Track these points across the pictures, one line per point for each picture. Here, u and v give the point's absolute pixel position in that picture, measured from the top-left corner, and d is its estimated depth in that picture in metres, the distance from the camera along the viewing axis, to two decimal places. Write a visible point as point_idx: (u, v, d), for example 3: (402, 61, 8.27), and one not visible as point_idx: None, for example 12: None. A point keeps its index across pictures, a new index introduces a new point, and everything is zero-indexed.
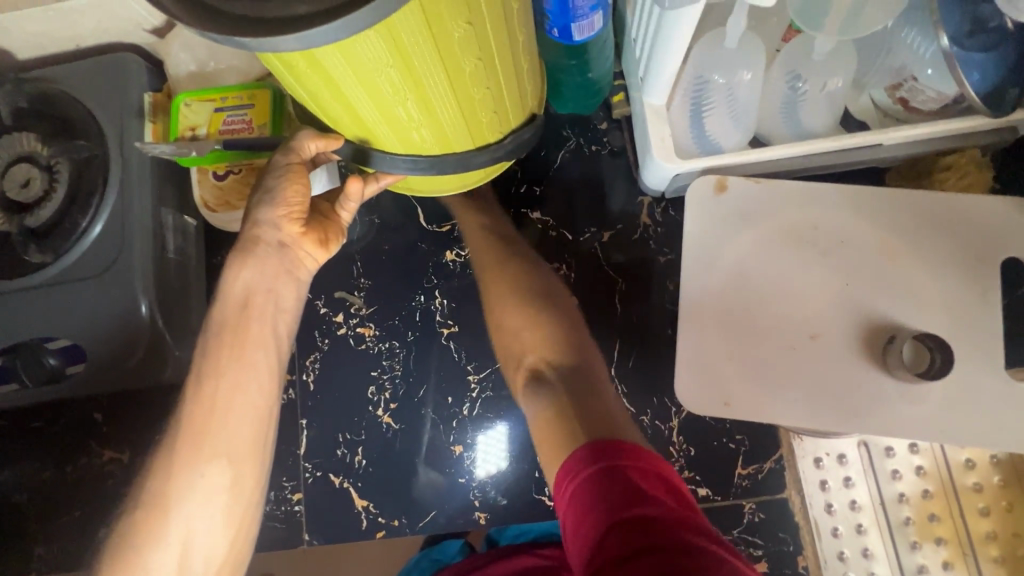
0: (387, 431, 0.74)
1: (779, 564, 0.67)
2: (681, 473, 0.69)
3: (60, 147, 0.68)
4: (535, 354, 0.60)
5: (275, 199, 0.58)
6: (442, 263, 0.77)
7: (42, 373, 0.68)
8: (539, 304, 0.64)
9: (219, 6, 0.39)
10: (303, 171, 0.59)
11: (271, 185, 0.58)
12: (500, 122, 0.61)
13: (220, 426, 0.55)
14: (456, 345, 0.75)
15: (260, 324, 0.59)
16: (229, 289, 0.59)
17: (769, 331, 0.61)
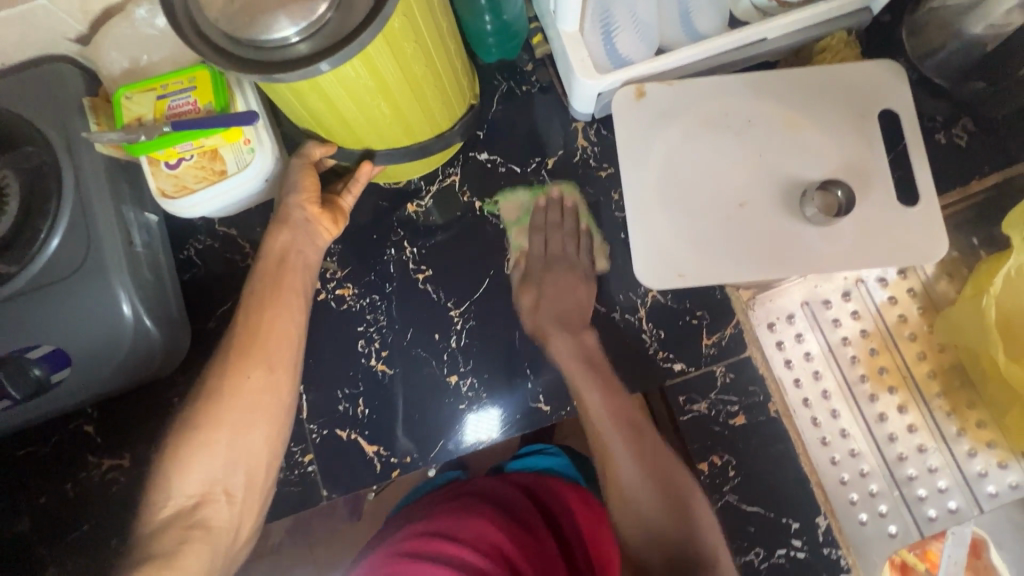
0: (384, 378, 0.78)
1: (755, 414, 0.75)
2: (656, 355, 0.77)
3: (8, 159, 0.69)
4: (633, 520, 0.61)
5: (296, 187, 0.69)
6: (405, 215, 0.82)
7: (28, 385, 0.68)
8: (637, 434, 0.67)
9: (247, 54, 0.52)
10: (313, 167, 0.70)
11: (291, 177, 0.69)
12: (452, 115, 0.74)
13: (262, 342, 0.64)
14: (433, 287, 0.80)
15: (293, 275, 0.69)
16: (268, 249, 0.69)
17: (704, 206, 0.70)
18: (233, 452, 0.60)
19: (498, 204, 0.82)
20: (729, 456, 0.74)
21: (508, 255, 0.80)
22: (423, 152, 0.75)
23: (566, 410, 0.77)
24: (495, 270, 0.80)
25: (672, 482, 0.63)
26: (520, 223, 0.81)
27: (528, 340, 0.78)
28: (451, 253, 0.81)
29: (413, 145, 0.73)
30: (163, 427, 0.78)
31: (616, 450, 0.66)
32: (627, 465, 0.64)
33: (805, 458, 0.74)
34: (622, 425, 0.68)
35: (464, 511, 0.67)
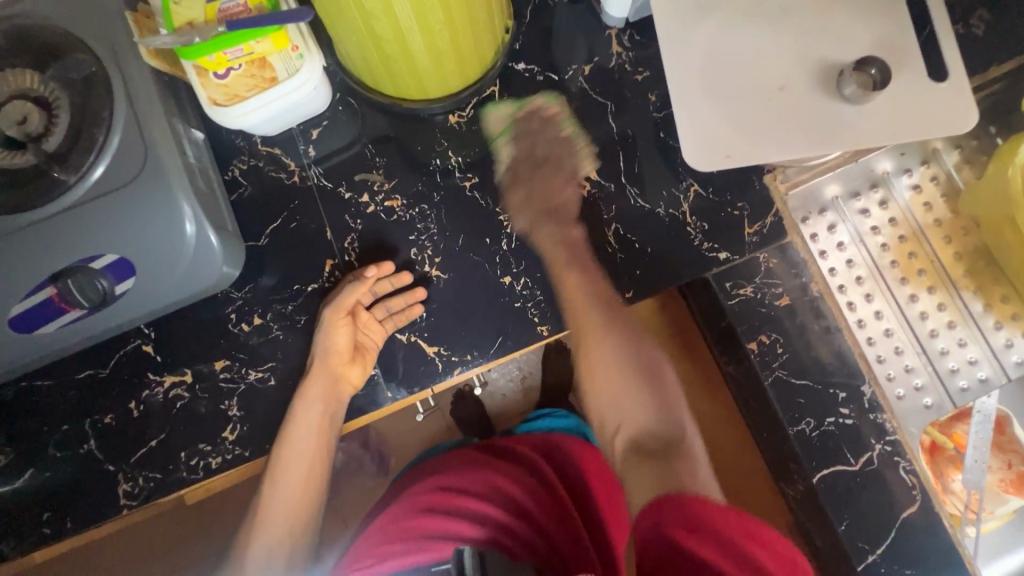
0: (439, 284, 0.80)
1: (796, 296, 0.80)
2: (701, 245, 0.80)
3: (59, 74, 0.70)
4: (628, 428, 0.67)
5: (327, 345, 0.76)
6: (448, 128, 0.84)
7: (96, 294, 0.69)
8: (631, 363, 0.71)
9: None
10: (349, 318, 0.77)
11: (322, 332, 0.77)
12: (493, 25, 0.76)
13: (315, 411, 0.77)
14: (481, 194, 0.82)
15: (305, 419, 0.76)
16: (299, 419, 0.76)
17: (747, 91, 0.73)
18: (300, 496, 0.80)
19: (539, 111, 0.84)
20: (778, 336, 0.77)
21: (552, 159, 0.83)
22: (463, 59, 0.76)
23: (618, 303, 0.79)
24: (540, 174, 0.82)
25: (660, 402, 0.68)
26: (561, 129, 0.83)
27: (577, 238, 0.80)
28: (496, 161, 0.83)
29: (456, 54, 0.74)
30: (222, 342, 0.79)
31: (622, 391, 0.70)
32: (633, 386, 0.69)
33: (849, 334, 0.78)
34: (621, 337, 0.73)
35: (477, 468, 0.79)
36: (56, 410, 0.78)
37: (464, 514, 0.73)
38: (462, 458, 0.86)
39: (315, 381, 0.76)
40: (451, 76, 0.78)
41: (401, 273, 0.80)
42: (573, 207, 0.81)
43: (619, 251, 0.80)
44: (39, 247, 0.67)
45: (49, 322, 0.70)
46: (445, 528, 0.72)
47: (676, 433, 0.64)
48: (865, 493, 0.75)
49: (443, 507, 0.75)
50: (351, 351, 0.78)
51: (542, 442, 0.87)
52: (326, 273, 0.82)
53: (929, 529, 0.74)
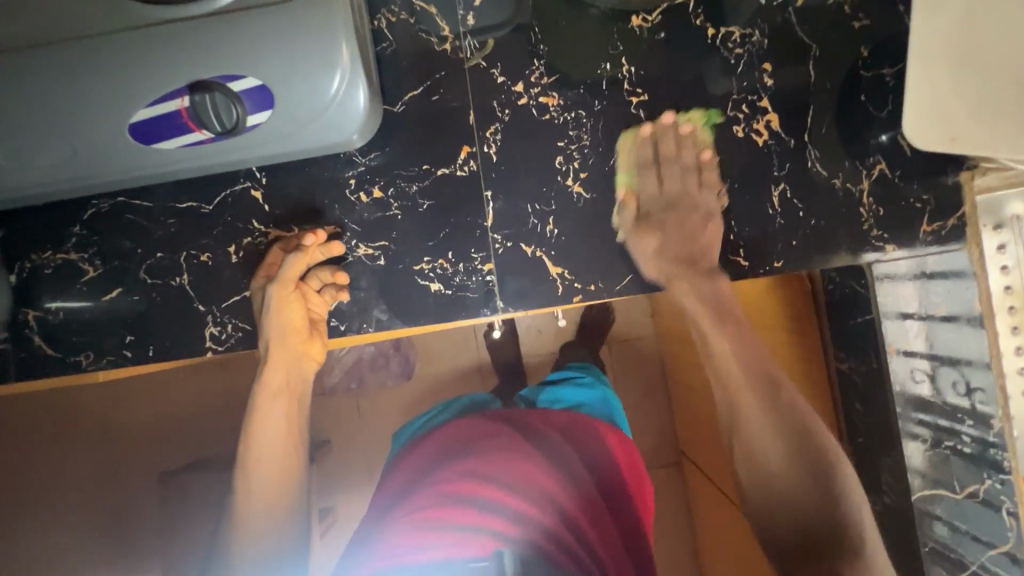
0: (579, 202, 0.73)
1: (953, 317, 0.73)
2: (869, 231, 0.73)
3: None
4: (783, 495, 0.66)
5: (274, 318, 0.70)
6: (627, 32, 0.74)
7: (228, 119, 0.62)
8: (762, 377, 0.69)
9: None
10: (298, 294, 0.71)
11: (268, 309, 0.70)
12: None
13: (281, 401, 0.73)
14: (647, 115, 0.73)
15: (273, 379, 0.72)
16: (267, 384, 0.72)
17: (1005, 70, 0.60)
18: (283, 461, 0.72)
19: (734, 37, 0.73)
20: (897, 353, 0.77)
21: (733, 96, 0.73)
22: None
23: (764, 271, 0.73)
24: (717, 108, 0.73)
25: (816, 460, 0.66)
26: (753, 63, 0.73)
27: (738, 190, 0.73)
28: (671, 82, 0.73)
29: None
30: (336, 207, 0.73)
31: (750, 435, 0.68)
32: (773, 439, 0.67)
33: (998, 366, 0.71)
34: (766, 406, 0.68)
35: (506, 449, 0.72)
36: (152, 234, 0.74)
37: (504, 509, 0.66)
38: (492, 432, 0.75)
39: (276, 364, 0.71)
40: None
41: (333, 243, 0.71)
42: (742, 154, 0.73)
43: (780, 216, 0.73)
44: (180, 48, 0.60)
45: (172, 137, 0.63)
46: (487, 523, 0.65)
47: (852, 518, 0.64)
48: (934, 517, 0.77)
49: (478, 493, 0.67)
50: (306, 329, 0.73)
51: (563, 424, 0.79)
52: (460, 160, 0.73)
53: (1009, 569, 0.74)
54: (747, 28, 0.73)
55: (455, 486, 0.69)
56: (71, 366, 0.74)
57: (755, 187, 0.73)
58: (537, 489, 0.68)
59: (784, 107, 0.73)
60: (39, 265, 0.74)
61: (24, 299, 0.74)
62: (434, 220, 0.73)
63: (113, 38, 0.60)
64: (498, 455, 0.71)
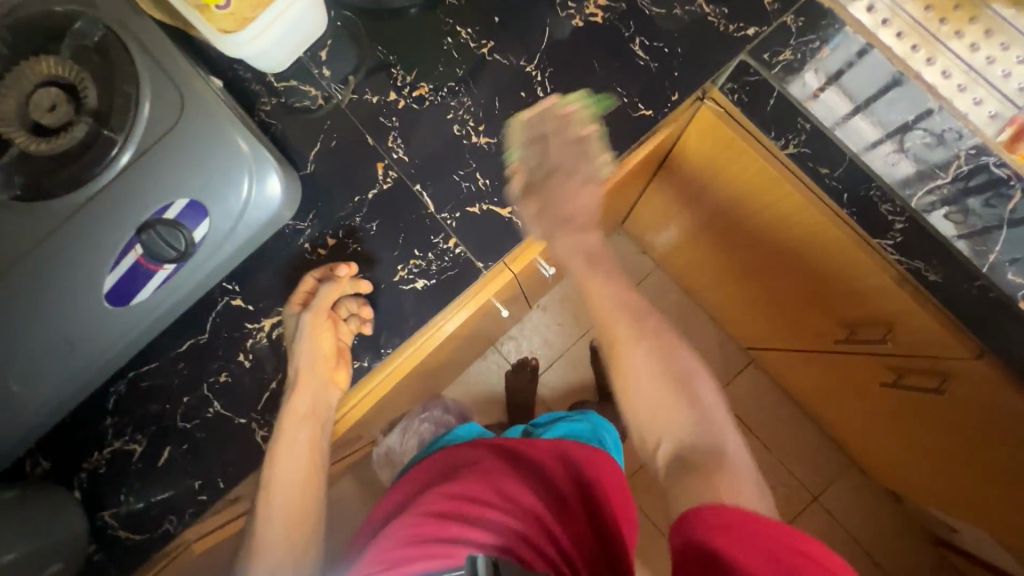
0: (490, 149, 0.80)
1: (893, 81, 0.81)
2: (727, 29, 0.82)
3: (79, 60, 0.70)
4: (669, 440, 0.71)
5: (307, 338, 0.77)
6: (448, 8, 0.84)
7: (173, 248, 0.69)
8: (671, 388, 0.73)
9: None
10: (329, 321, 0.77)
11: (303, 329, 0.77)
12: None
13: (306, 427, 0.78)
14: (501, 54, 0.82)
15: (302, 399, 0.77)
16: (293, 408, 0.77)
17: None
18: (299, 500, 0.79)
19: None
20: (862, 151, 0.81)
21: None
22: None
23: (668, 108, 0.81)
24: (550, 18, 0.82)
25: (682, 384, 0.74)
26: None
27: (605, 64, 0.81)
28: (504, 20, 0.83)
29: None
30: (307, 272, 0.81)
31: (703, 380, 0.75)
32: (676, 407, 0.72)
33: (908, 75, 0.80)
34: (650, 356, 0.76)
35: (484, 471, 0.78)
36: (172, 385, 0.79)
37: (473, 518, 0.71)
38: (480, 456, 0.83)
39: (303, 389, 0.77)
40: None
41: (360, 280, 0.78)
42: (591, 38, 0.82)
43: (652, 61, 0.81)
44: (114, 211, 0.69)
45: (143, 287, 0.70)
46: (460, 532, 0.69)
47: (719, 442, 0.69)
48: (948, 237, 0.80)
49: (456, 512, 0.73)
50: (336, 356, 0.79)
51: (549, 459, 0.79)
52: (381, 176, 0.81)
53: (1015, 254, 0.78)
54: None
55: (442, 504, 0.75)
56: (163, 537, 0.77)
57: (617, 54, 0.81)
58: (512, 508, 0.72)
59: None
60: (93, 469, 0.78)
61: (93, 506, 0.77)
62: (388, 233, 0.80)
63: (59, 233, 0.68)
64: (473, 479, 0.77)
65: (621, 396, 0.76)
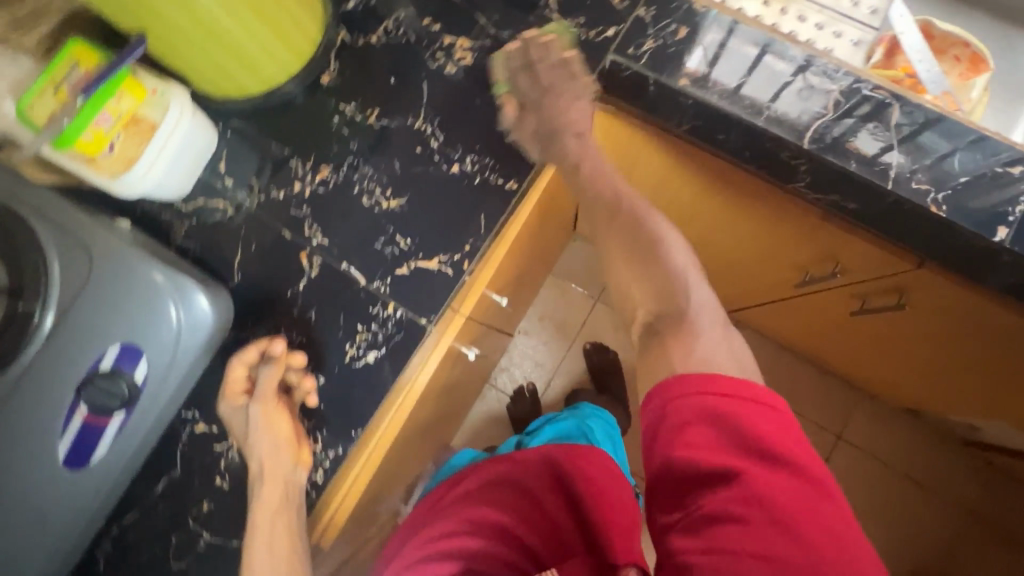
0: (403, 209, 0.82)
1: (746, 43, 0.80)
2: (590, 36, 0.85)
3: None
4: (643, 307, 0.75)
5: (260, 431, 0.76)
6: (328, 89, 0.87)
7: (117, 396, 0.69)
8: (633, 255, 0.77)
9: None
10: (279, 407, 0.78)
11: (251, 426, 0.77)
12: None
13: (282, 515, 0.74)
14: (388, 118, 0.85)
15: (271, 486, 0.75)
16: (267, 497, 0.74)
17: None
18: None
19: (391, 28, 0.87)
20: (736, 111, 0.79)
21: (426, 55, 0.86)
22: (290, 35, 0.79)
23: None
24: (424, 72, 0.85)
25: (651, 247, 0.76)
26: (417, 27, 0.87)
27: (487, 100, 0.84)
28: (382, 86, 0.86)
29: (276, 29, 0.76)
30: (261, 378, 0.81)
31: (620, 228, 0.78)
32: (644, 265, 0.75)
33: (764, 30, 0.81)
34: (613, 231, 0.78)
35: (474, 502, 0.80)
36: (157, 528, 0.78)
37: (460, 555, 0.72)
38: (477, 481, 0.85)
39: (271, 481, 0.75)
40: (275, 48, 0.78)
41: (293, 355, 0.78)
42: (467, 79, 0.85)
43: None
44: (49, 378, 0.68)
45: (98, 443, 0.70)
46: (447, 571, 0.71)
47: (689, 304, 0.73)
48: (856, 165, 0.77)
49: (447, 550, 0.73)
50: (295, 438, 0.78)
51: (535, 461, 0.84)
52: (307, 265, 0.82)
53: (928, 162, 0.75)
54: (393, 14, 0.87)
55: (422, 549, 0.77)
56: None
57: (495, 87, 0.84)
58: (489, 533, 0.74)
59: (460, 30, 0.86)
60: None
61: None
62: (328, 317, 0.81)
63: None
64: (460, 516, 0.79)
65: (611, 280, 0.79)
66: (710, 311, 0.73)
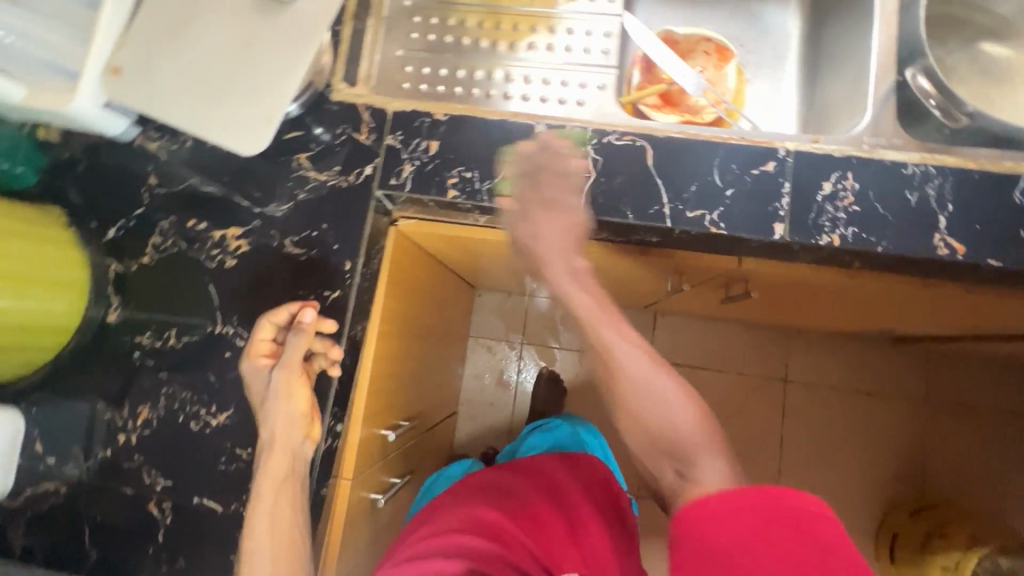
0: (231, 421, 0.80)
1: (492, 136, 0.82)
2: (349, 180, 0.83)
3: None
4: (661, 429, 0.73)
5: (280, 395, 0.75)
6: (118, 327, 0.83)
7: None
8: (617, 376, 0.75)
9: None
10: (302, 377, 0.76)
11: (273, 382, 0.75)
12: (58, 259, 0.77)
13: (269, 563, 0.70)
14: (188, 333, 0.82)
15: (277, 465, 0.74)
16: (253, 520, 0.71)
17: (231, 71, 0.76)
18: None
19: (159, 242, 0.85)
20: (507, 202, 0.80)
21: (202, 257, 0.84)
22: (53, 302, 0.76)
23: (349, 277, 0.82)
24: (207, 275, 0.83)
25: (648, 380, 0.74)
26: (183, 231, 0.85)
27: (277, 279, 0.83)
28: (171, 303, 0.83)
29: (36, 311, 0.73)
30: None
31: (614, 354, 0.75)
32: (656, 388, 0.73)
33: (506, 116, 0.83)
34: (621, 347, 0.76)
35: (496, 501, 0.94)
36: None
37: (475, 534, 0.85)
38: (500, 486, 0.98)
39: (277, 451, 0.74)
40: (40, 325, 0.74)
41: (322, 321, 0.77)
42: (251, 266, 0.83)
43: (310, 251, 0.83)
44: None
45: None
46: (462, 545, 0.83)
47: (662, 423, 0.72)
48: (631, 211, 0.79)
49: (462, 532, 0.86)
50: (310, 414, 0.77)
51: (546, 474, 1.01)
52: (158, 514, 0.79)
53: (693, 186, 0.78)
54: (158, 229, 0.85)
55: (420, 545, 0.86)
56: None
57: (280, 265, 0.83)
58: (480, 531, 0.86)
59: (228, 220, 0.84)
60: None
61: None
62: (197, 559, 0.78)
63: None
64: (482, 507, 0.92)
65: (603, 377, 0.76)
66: (678, 432, 0.72)
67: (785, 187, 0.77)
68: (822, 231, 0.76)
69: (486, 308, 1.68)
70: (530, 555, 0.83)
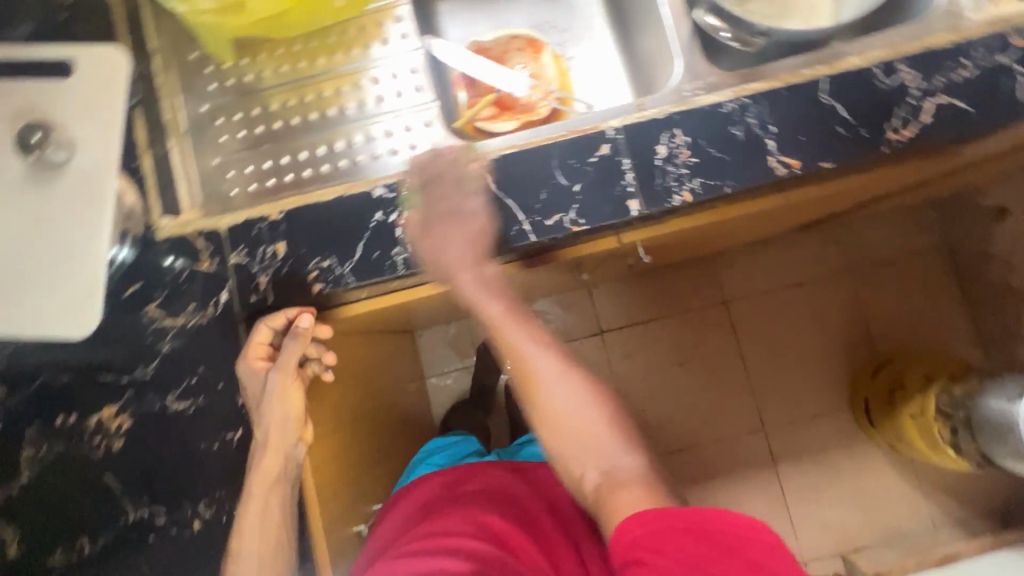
0: None
1: (332, 220, 0.80)
2: (209, 312, 0.82)
3: None
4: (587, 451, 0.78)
5: (274, 369, 0.79)
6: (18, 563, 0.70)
7: None
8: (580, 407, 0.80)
9: None
10: (295, 381, 0.81)
11: (267, 381, 0.79)
12: None
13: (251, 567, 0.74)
14: (99, 539, 0.73)
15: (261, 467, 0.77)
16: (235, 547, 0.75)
17: (29, 258, 0.67)
18: None
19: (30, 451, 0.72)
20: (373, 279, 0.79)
21: (84, 450, 0.74)
22: None
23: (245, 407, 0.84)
24: (97, 467, 0.74)
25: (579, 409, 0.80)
26: (54, 430, 0.73)
27: (173, 441, 0.79)
28: (69, 514, 0.72)
29: None
30: None
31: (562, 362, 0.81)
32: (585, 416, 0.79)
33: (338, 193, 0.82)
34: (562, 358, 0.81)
35: (491, 503, 0.89)
36: None
37: (469, 544, 0.80)
38: (492, 485, 0.94)
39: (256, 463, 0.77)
40: None
41: (319, 326, 0.82)
42: (141, 441, 0.77)
43: (195, 400, 0.81)
44: None
45: None
46: (456, 556, 0.78)
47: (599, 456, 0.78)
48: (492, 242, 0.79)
49: (452, 540, 0.81)
50: (302, 417, 0.82)
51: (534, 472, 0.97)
52: None
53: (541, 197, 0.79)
54: None
55: (416, 543, 0.83)
56: None
57: (171, 427, 0.79)
58: (479, 535, 0.82)
59: (96, 402, 0.75)
60: None
61: None
62: None
63: None
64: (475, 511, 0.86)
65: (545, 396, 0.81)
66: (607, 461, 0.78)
67: (624, 165, 0.78)
68: (671, 193, 0.78)
69: (433, 341, 1.60)
70: (527, 559, 0.81)
